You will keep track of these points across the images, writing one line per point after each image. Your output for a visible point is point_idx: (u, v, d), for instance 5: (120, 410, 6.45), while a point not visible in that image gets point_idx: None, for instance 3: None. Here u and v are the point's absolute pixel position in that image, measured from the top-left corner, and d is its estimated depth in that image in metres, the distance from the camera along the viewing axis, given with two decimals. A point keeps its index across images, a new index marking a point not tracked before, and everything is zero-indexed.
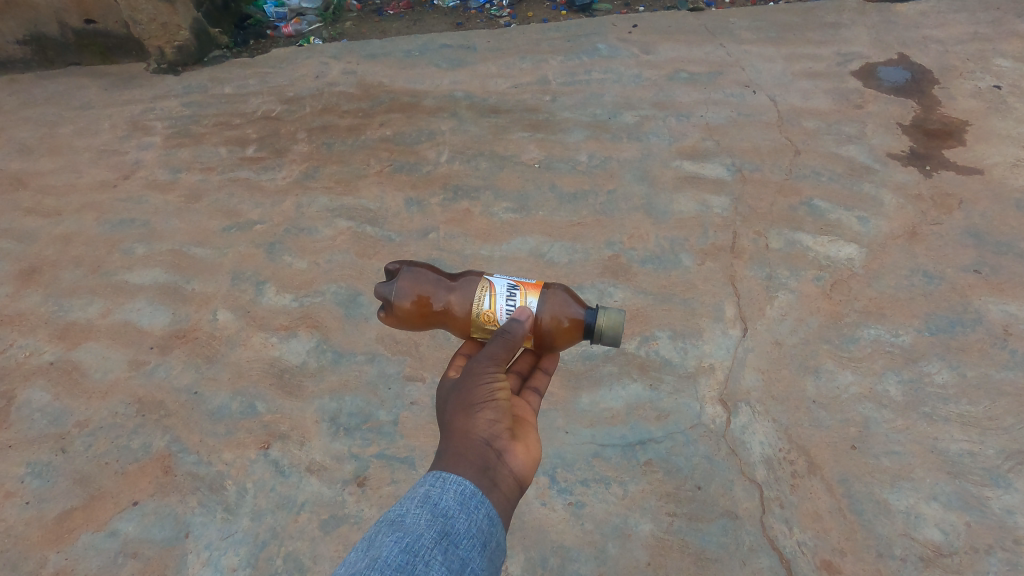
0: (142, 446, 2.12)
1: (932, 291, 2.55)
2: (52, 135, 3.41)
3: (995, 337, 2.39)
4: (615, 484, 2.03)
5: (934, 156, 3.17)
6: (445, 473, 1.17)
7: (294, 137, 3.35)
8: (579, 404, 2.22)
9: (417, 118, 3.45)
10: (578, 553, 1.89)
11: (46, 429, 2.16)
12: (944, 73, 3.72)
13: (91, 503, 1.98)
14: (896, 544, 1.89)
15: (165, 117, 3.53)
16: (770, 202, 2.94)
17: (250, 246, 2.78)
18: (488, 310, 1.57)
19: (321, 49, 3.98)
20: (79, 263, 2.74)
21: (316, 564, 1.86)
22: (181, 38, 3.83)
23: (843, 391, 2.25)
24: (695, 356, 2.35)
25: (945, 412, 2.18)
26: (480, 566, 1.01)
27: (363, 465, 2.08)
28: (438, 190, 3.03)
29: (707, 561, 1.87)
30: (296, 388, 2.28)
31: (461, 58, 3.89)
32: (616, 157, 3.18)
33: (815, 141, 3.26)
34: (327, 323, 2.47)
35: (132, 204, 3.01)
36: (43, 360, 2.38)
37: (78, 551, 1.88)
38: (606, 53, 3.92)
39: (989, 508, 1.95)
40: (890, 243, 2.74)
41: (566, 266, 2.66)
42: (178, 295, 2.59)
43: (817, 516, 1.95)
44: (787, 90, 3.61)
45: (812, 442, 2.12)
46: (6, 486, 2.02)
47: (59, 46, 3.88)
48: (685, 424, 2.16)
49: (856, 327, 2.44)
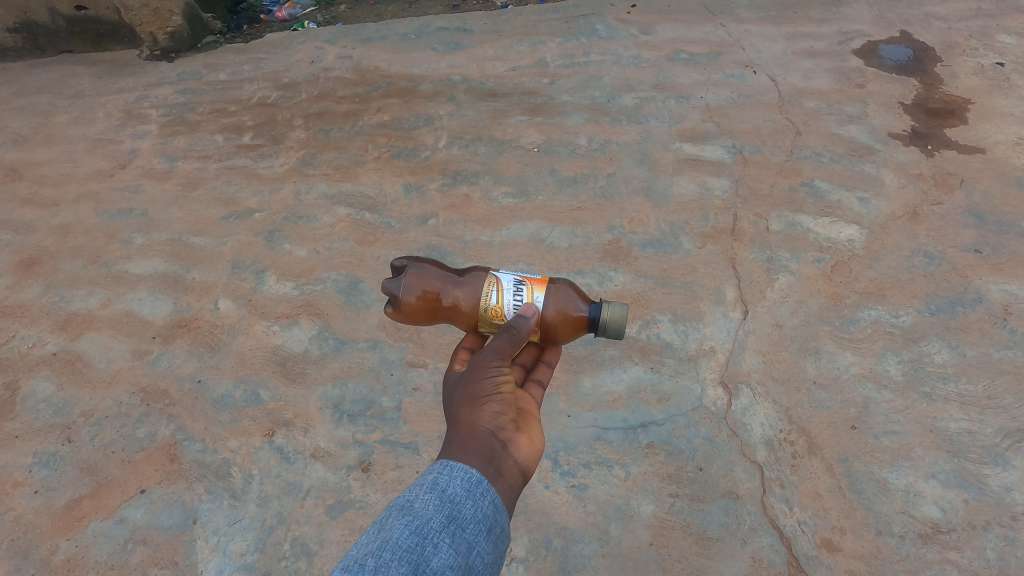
0: (148, 435, 2.14)
1: (933, 272, 2.55)
2: (47, 125, 3.38)
3: (995, 317, 2.40)
4: (617, 466, 2.05)
5: (936, 135, 3.15)
6: (452, 461, 1.18)
7: (291, 124, 3.33)
8: (581, 387, 2.23)
9: (415, 103, 3.42)
10: (581, 535, 1.91)
11: (51, 420, 2.17)
12: (946, 51, 3.69)
13: (100, 491, 2.00)
14: (895, 521, 1.91)
15: (160, 105, 3.50)
16: (770, 183, 2.92)
17: (249, 234, 2.78)
18: (495, 306, 1.58)
19: (316, 33, 3.93)
20: (78, 253, 2.73)
21: (323, 548, 1.89)
22: (173, 23, 3.80)
23: (843, 372, 2.26)
24: (696, 339, 2.36)
25: (944, 392, 2.19)
26: (486, 550, 1.03)
27: (367, 451, 2.09)
28: (437, 176, 3.02)
29: (708, 541, 1.90)
30: (299, 375, 2.29)
31: (458, 41, 3.85)
32: (615, 140, 3.16)
33: (815, 121, 3.24)
34: (328, 311, 2.48)
35: (130, 194, 3.00)
36: (46, 351, 2.38)
37: (88, 538, 1.90)
38: (605, 34, 3.87)
39: (987, 485, 1.98)
40: (891, 224, 2.74)
41: (566, 251, 2.66)
42: (178, 285, 2.59)
43: (817, 495, 1.98)
44: (787, 70, 3.57)
45: (812, 423, 2.13)
46: (15, 476, 2.04)
47: (50, 33, 3.82)
48: (685, 406, 2.18)
49: (857, 309, 2.44)
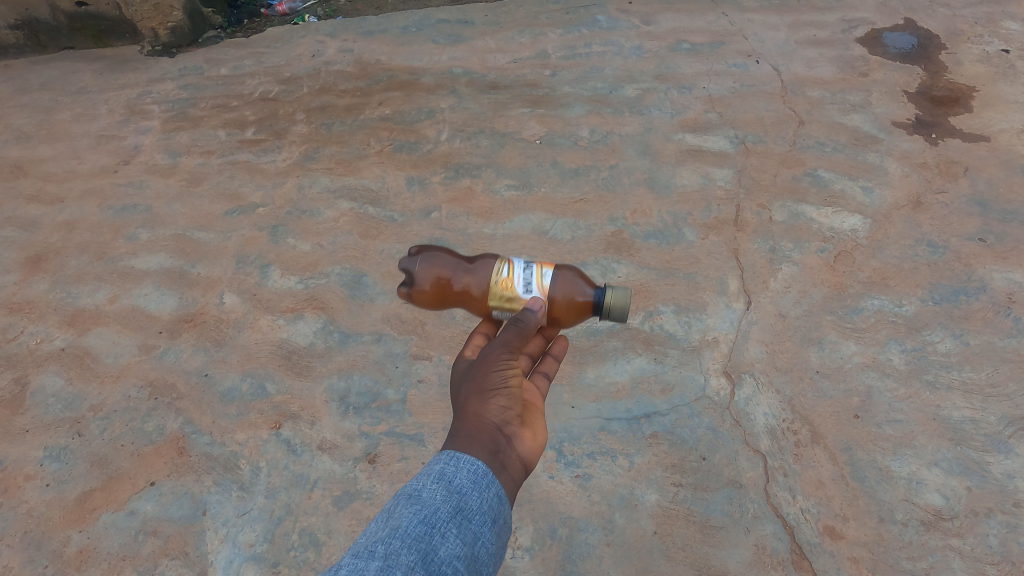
0: (157, 428, 2.16)
1: (936, 261, 2.55)
2: (50, 121, 3.39)
3: (999, 305, 2.40)
4: (622, 456, 2.06)
5: (940, 124, 3.14)
6: (459, 452, 1.19)
7: (293, 118, 3.33)
8: (584, 378, 2.25)
9: (416, 96, 3.41)
10: (586, 524, 1.93)
11: (61, 414, 2.20)
12: (951, 38, 3.66)
13: (110, 484, 2.03)
14: (898, 509, 1.92)
15: (162, 101, 3.51)
16: (773, 173, 2.92)
17: (253, 229, 2.79)
18: (505, 278, 1.57)
19: (316, 27, 3.93)
20: (84, 249, 2.75)
21: (331, 538, 1.91)
22: (174, 19, 3.79)
23: (846, 361, 2.27)
24: (699, 330, 2.37)
25: (948, 380, 2.20)
26: (491, 540, 1.05)
27: (373, 443, 2.11)
28: (440, 169, 3.02)
29: (712, 529, 1.91)
30: (306, 368, 2.31)
31: (459, 33, 3.84)
32: (617, 131, 3.16)
33: (818, 111, 3.22)
34: (333, 304, 2.50)
35: (134, 189, 3.01)
36: (54, 346, 2.41)
37: (100, 530, 1.93)
38: (606, 25, 3.85)
39: (990, 473, 1.99)
40: (895, 213, 2.73)
41: (569, 243, 2.67)
42: (184, 279, 2.61)
43: (820, 483, 1.99)
44: (790, 59, 3.55)
45: (815, 412, 2.14)
46: (26, 469, 2.06)
47: (51, 29, 3.81)
48: (689, 397, 2.19)
49: (860, 298, 2.44)
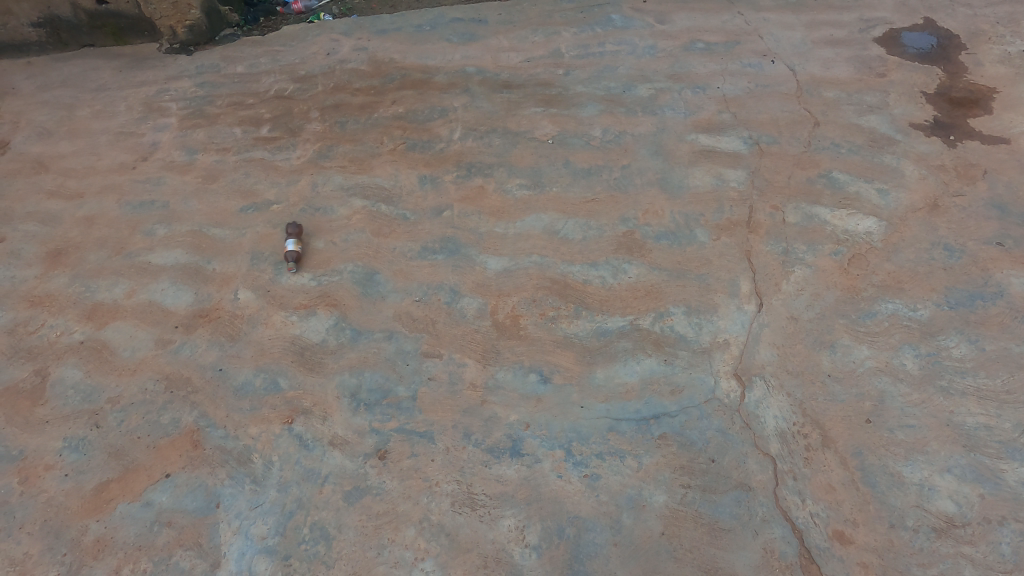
0: (172, 421, 2.20)
1: (953, 265, 2.52)
2: (71, 118, 3.45)
3: (1017, 310, 2.37)
4: (630, 457, 2.06)
5: (959, 126, 3.10)
6: None
7: (307, 116, 3.36)
8: (594, 378, 2.26)
9: (430, 95, 3.43)
10: (593, 524, 1.93)
11: (80, 406, 2.24)
12: (971, 38, 3.61)
13: (127, 475, 2.07)
14: (909, 515, 1.91)
15: (180, 98, 3.55)
16: (787, 174, 2.90)
17: (268, 226, 2.82)
18: None
19: (331, 25, 3.95)
20: (103, 244, 2.80)
21: (341, 533, 1.94)
22: (192, 17, 3.83)
23: (858, 365, 2.25)
24: (710, 331, 2.36)
25: (962, 386, 2.18)
26: None
27: (383, 440, 2.13)
28: (452, 167, 3.04)
29: (720, 531, 1.91)
30: (318, 364, 2.34)
31: (473, 32, 3.84)
32: (630, 131, 3.15)
33: (835, 111, 3.19)
34: (345, 301, 2.52)
35: (152, 186, 3.06)
36: (74, 339, 2.45)
37: (116, 520, 1.98)
38: (620, 24, 3.84)
39: (1004, 480, 1.97)
40: (910, 216, 2.70)
41: (580, 243, 2.67)
42: (199, 276, 2.65)
43: (830, 488, 1.98)
44: (806, 59, 3.52)
45: (826, 416, 2.13)
46: (45, 459, 2.11)
47: (72, 27, 3.87)
48: (699, 398, 2.19)
49: (874, 302, 2.42)
